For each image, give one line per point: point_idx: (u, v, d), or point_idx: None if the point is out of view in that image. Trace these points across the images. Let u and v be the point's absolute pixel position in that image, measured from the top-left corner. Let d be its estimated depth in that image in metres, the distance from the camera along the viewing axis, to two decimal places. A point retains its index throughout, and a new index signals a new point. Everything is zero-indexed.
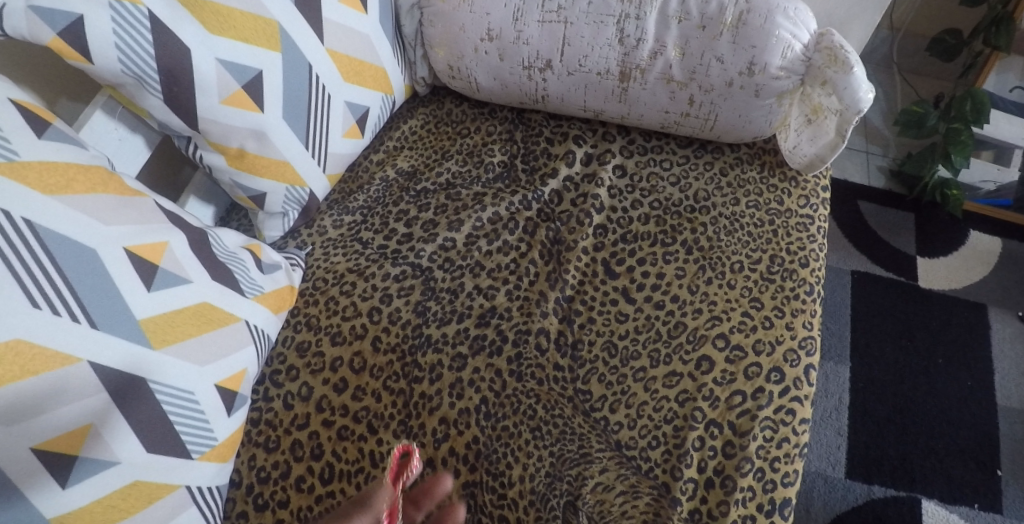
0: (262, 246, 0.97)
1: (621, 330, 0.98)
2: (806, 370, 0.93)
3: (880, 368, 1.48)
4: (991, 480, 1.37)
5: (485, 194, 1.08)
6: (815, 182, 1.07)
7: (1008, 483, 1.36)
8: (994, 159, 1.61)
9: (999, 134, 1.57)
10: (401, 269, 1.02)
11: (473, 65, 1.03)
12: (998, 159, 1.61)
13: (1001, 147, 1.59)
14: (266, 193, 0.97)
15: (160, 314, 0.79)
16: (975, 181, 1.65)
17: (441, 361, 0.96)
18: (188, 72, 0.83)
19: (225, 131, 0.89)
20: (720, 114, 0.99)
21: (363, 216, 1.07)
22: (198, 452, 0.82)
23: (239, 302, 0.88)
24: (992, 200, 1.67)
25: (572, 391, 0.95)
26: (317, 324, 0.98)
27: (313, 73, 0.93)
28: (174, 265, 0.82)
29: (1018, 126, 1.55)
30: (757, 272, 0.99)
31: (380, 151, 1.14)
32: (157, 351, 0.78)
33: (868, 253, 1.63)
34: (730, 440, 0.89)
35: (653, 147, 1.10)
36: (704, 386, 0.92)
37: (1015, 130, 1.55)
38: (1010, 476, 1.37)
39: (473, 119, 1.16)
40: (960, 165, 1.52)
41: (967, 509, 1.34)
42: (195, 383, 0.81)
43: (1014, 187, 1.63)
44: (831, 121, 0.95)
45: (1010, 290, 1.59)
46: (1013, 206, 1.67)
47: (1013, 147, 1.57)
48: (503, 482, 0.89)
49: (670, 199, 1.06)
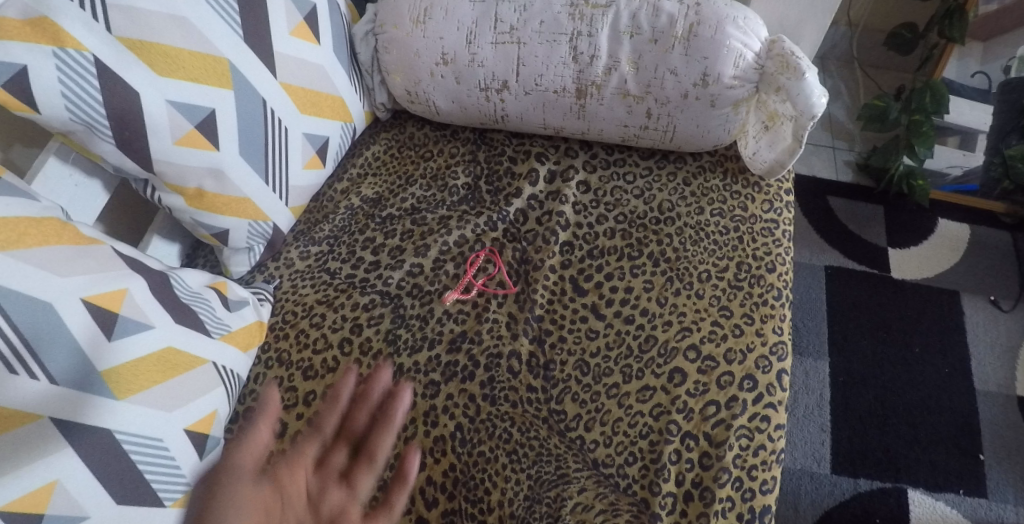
0: (228, 283, 0.96)
1: (592, 348, 0.98)
2: (779, 375, 0.93)
3: (857, 361, 1.49)
4: (973, 466, 1.38)
5: (450, 218, 1.08)
6: (778, 187, 1.08)
7: (990, 468, 1.38)
8: (959, 144, 1.64)
9: (963, 119, 1.60)
10: (370, 298, 1.01)
11: (430, 89, 1.03)
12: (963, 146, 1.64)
13: (966, 134, 1.62)
14: (229, 229, 0.96)
15: (123, 362, 0.79)
16: (941, 167, 1.67)
17: (414, 389, 0.96)
18: (138, 115, 0.83)
19: (182, 171, 0.89)
20: (678, 125, 1.00)
21: (329, 246, 1.07)
22: (170, 498, 0.80)
23: (205, 343, 0.87)
24: (959, 187, 1.69)
25: (546, 412, 0.95)
26: (288, 360, 0.98)
27: (268, 108, 0.93)
28: (134, 312, 0.81)
29: (981, 111, 1.59)
30: (725, 280, 1.00)
31: (343, 180, 1.13)
32: (120, 400, 0.78)
33: (839, 248, 1.64)
34: (706, 451, 0.90)
35: (615, 160, 1.11)
36: (678, 399, 0.93)
37: (977, 114, 1.60)
38: (992, 460, 1.39)
39: (435, 141, 1.15)
40: (925, 155, 1.54)
41: (953, 496, 1.35)
42: (163, 430, 0.80)
43: (979, 173, 1.65)
44: (787, 127, 0.97)
45: (981, 276, 1.61)
46: (980, 193, 1.68)
47: (976, 133, 1.61)
48: (482, 508, 0.89)
49: (634, 212, 1.06)
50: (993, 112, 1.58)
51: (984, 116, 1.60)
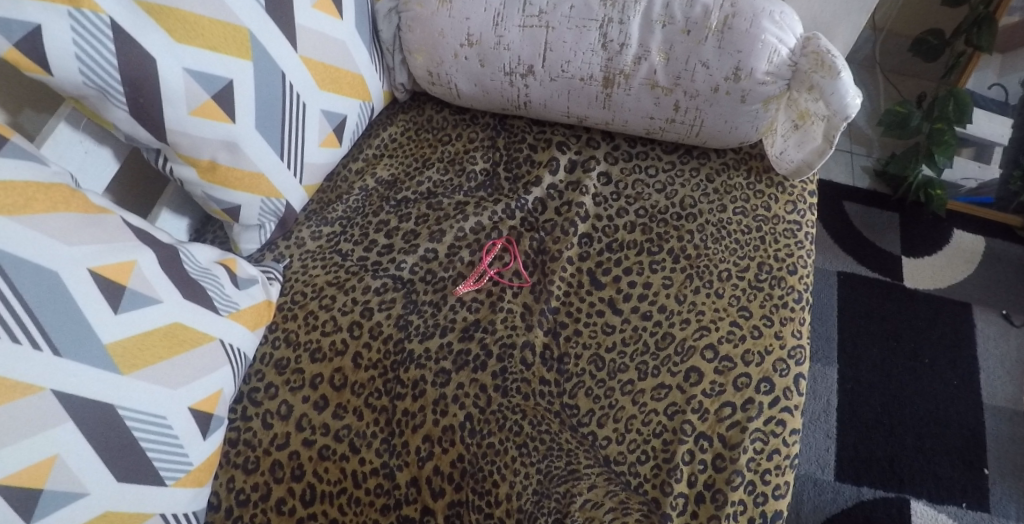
0: (238, 260, 0.93)
1: (608, 343, 0.97)
2: (796, 379, 0.92)
3: (867, 369, 1.47)
4: (978, 479, 1.36)
5: (467, 204, 1.05)
6: (802, 188, 1.06)
7: (995, 482, 1.36)
8: (975, 156, 1.61)
9: (980, 132, 1.57)
10: (382, 282, 1.00)
11: (453, 71, 1.01)
12: (978, 157, 1.61)
13: (981, 145, 1.60)
14: (240, 205, 0.94)
15: (129, 336, 0.77)
16: (956, 179, 1.64)
17: (423, 377, 0.94)
18: (153, 83, 0.80)
19: (196, 143, 0.86)
20: (705, 119, 0.97)
21: (342, 227, 1.05)
22: (171, 478, 0.80)
23: (213, 320, 0.85)
24: (973, 199, 1.67)
25: (558, 406, 0.94)
26: (295, 341, 0.96)
27: (287, 82, 0.91)
28: (142, 285, 0.79)
29: (997, 124, 1.56)
30: (745, 280, 0.98)
31: (358, 160, 1.10)
32: (125, 375, 0.76)
33: (853, 254, 1.62)
34: (720, 453, 0.89)
35: (638, 153, 1.08)
36: (693, 399, 0.91)
37: (995, 127, 1.56)
38: (997, 474, 1.37)
39: (454, 125, 1.13)
40: (943, 164, 1.51)
41: (955, 509, 1.33)
42: (166, 407, 0.79)
43: (995, 185, 1.62)
44: (818, 126, 0.94)
45: (995, 288, 1.59)
46: (995, 205, 1.66)
47: (992, 145, 1.58)
48: (490, 501, 0.88)
49: (655, 207, 1.04)
50: (1011, 125, 1.55)
51: (1000, 128, 1.57)
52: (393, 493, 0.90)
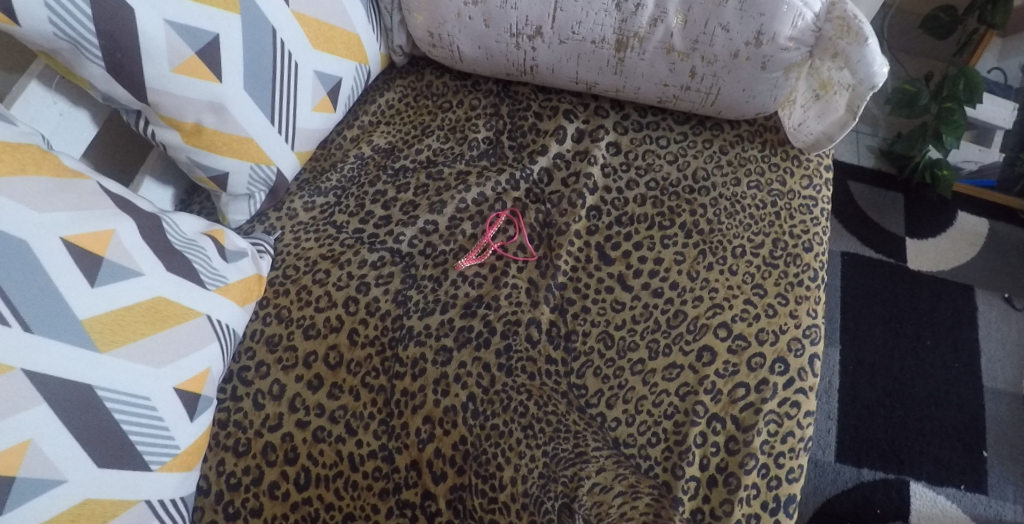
0: (225, 231, 0.88)
1: (617, 320, 0.93)
2: (811, 360, 0.88)
3: (869, 350, 1.44)
4: (978, 461, 1.34)
5: (469, 173, 1.00)
6: (818, 161, 1.01)
7: (994, 464, 1.34)
8: (976, 139, 1.56)
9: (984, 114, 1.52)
10: (379, 255, 0.95)
11: (455, 31, 0.96)
12: (978, 141, 1.57)
13: (983, 128, 1.55)
14: (228, 172, 0.88)
15: (108, 311, 0.71)
16: (958, 162, 1.57)
17: (423, 355, 0.90)
18: (132, 36, 0.74)
19: (179, 103, 0.80)
20: (722, 87, 0.93)
21: (336, 198, 0.99)
22: (156, 462, 0.75)
23: (199, 294, 0.80)
24: (977, 182, 1.60)
25: (565, 386, 0.90)
26: (288, 317, 0.91)
27: (278, 39, 0.85)
28: (121, 256, 0.74)
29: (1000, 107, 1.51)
30: (760, 257, 0.94)
31: (354, 127, 1.05)
32: (103, 353, 0.71)
33: (857, 234, 1.58)
34: (733, 435, 0.85)
35: (648, 123, 1.03)
36: (706, 379, 0.88)
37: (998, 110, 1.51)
38: (995, 457, 1.34)
39: (455, 91, 1.07)
40: (952, 145, 1.45)
41: (954, 491, 1.31)
42: (149, 387, 0.74)
43: (999, 166, 1.56)
44: (841, 96, 0.90)
45: (998, 270, 1.55)
46: (999, 187, 1.60)
47: (994, 128, 1.53)
48: (494, 485, 0.84)
49: (667, 179, 1.00)
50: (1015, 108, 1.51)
51: (1003, 112, 1.52)
52: (392, 477, 0.86)
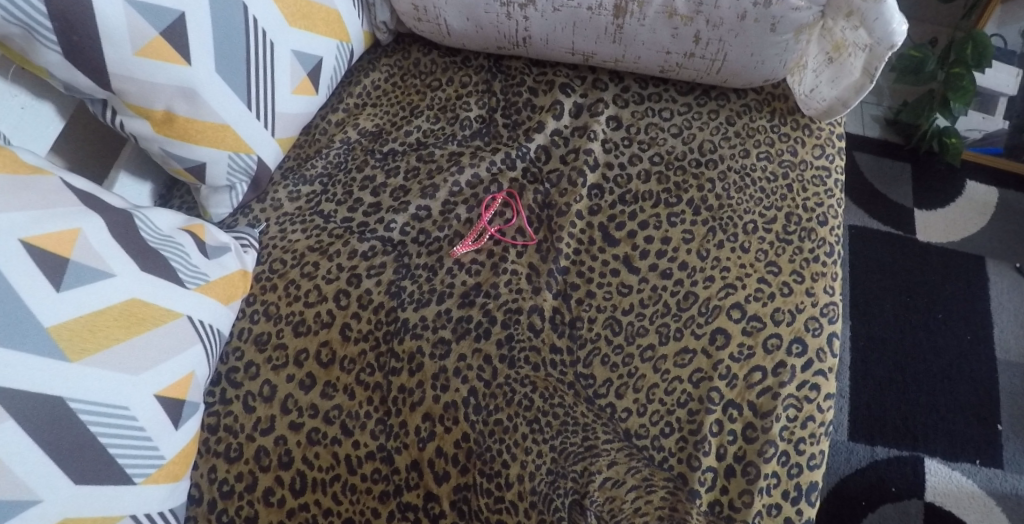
0: (206, 225, 0.83)
1: (624, 305, 0.88)
2: (830, 339, 0.84)
3: (880, 326, 1.39)
4: (993, 435, 1.29)
5: (462, 154, 0.95)
6: (830, 130, 0.96)
7: (1009, 438, 1.29)
8: (978, 107, 1.49)
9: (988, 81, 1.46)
10: (370, 245, 0.90)
11: (441, 2, 0.91)
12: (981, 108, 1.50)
13: (986, 95, 1.48)
14: (205, 163, 0.83)
15: (77, 317, 0.66)
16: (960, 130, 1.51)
17: (420, 348, 0.85)
18: (88, 18, 0.68)
19: (146, 90, 0.75)
20: (729, 52, 0.88)
21: (323, 186, 0.94)
22: (140, 475, 0.70)
23: (178, 294, 0.75)
24: (983, 148, 1.53)
25: (572, 376, 0.85)
26: (276, 313, 0.86)
27: (249, 16, 0.79)
28: (89, 257, 0.69)
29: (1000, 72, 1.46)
30: (773, 233, 0.89)
31: (338, 110, 0.99)
32: (74, 362, 0.66)
33: (866, 206, 1.52)
34: (750, 422, 0.81)
35: (649, 94, 0.98)
36: (720, 364, 0.83)
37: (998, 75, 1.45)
38: (1010, 430, 1.30)
39: (444, 69, 1.01)
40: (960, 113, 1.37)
41: (969, 466, 1.26)
42: (128, 396, 0.69)
43: (1006, 133, 1.50)
44: (857, 59, 0.85)
45: (1007, 240, 1.49)
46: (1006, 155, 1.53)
47: (997, 94, 1.47)
48: (500, 483, 0.79)
49: (672, 153, 0.94)
50: (1017, 74, 1.45)
51: (1006, 78, 1.45)
52: (392, 479, 0.81)
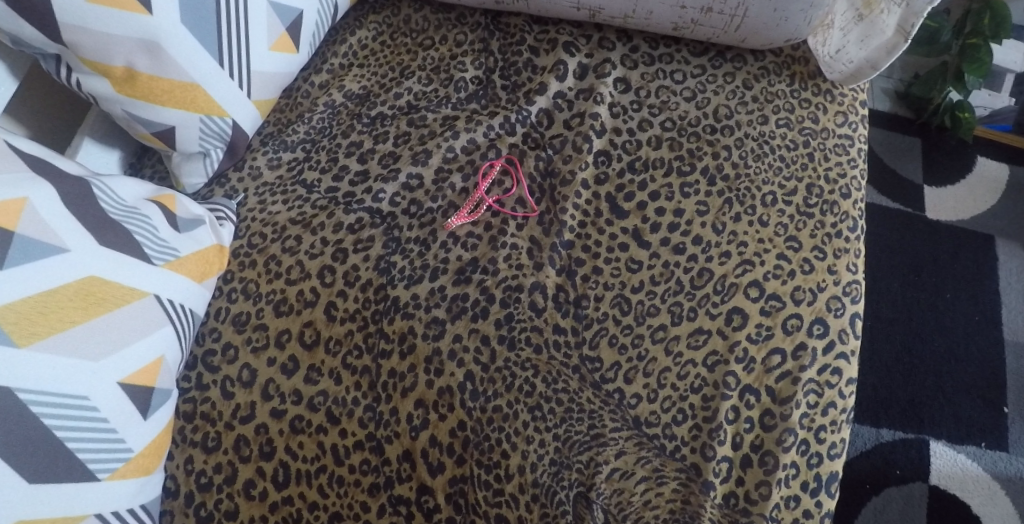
0: (176, 196, 0.75)
1: (634, 282, 0.81)
2: (853, 320, 0.78)
3: (890, 303, 1.33)
4: (998, 417, 1.24)
5: (457, 118, 0.88)
6: (853, 96, 0.89)
7: (1016, 420, 1.24)
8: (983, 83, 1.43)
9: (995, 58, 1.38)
10: (357, 217, 0.83)
11: None
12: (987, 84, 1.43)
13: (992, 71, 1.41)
14: (175, 126, 0.75)
15: (25, 297, 0.59)
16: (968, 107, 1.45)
17: (412, 329, 0.78)
18: None
19: (103, 43, 0.68)
20: (750, 7, 0.80)
21: (306, 152, 0.87)
22: (105, 471, 0.63)
23: (143, 271, 0.68)
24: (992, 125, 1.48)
25: (577, 360, 0.78)
26: (255, 292, 0.80)
27: None
28: (39, 230, 0.61)
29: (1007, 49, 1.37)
30: (793, 205, 0.82)
31: (322, 72, 0.91)
32: (22, 348, 0.59)
33: (877, 180, 1.46)
34: (768, 409, 0.75)
35: (660, 55, 0.91)
36: (737, 346, 0.77)
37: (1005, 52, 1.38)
38: (1017, 413, 1.24)
39: (437, 26, 0.93)
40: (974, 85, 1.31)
41: (974, 449, 1.21)
42: (87, 384, 0.62)
43: (1014, 110, 1.43)
44: (889, 17, 0.82)
45: (1017, 219, 1.43)
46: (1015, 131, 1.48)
47: (1004, 72, 1.40)
48: (499, 475, 0.73)
49: (685, 118, 0.87)
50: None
51: (1012, 55, 1.38)
52: (382, 471, 0.75)
